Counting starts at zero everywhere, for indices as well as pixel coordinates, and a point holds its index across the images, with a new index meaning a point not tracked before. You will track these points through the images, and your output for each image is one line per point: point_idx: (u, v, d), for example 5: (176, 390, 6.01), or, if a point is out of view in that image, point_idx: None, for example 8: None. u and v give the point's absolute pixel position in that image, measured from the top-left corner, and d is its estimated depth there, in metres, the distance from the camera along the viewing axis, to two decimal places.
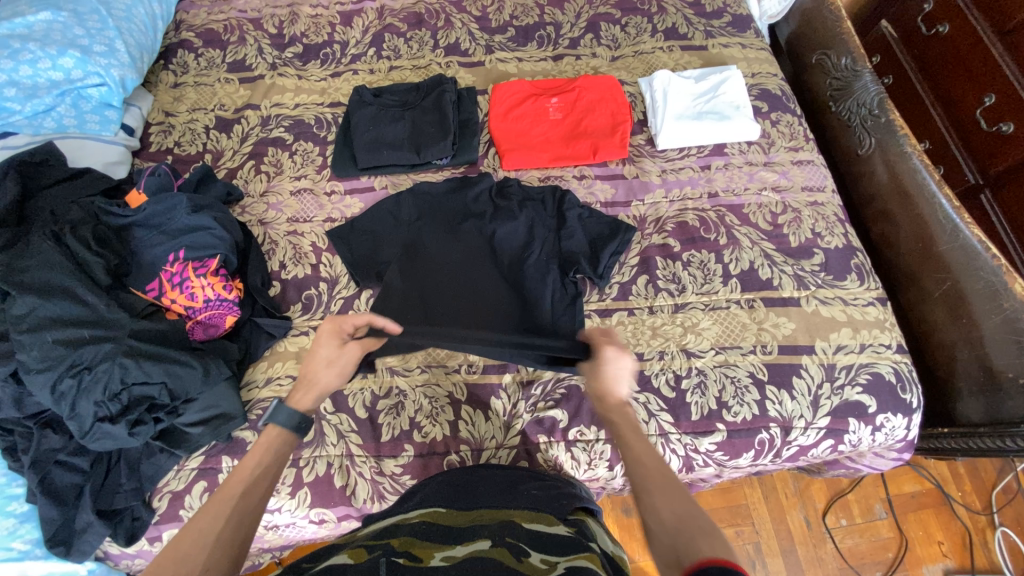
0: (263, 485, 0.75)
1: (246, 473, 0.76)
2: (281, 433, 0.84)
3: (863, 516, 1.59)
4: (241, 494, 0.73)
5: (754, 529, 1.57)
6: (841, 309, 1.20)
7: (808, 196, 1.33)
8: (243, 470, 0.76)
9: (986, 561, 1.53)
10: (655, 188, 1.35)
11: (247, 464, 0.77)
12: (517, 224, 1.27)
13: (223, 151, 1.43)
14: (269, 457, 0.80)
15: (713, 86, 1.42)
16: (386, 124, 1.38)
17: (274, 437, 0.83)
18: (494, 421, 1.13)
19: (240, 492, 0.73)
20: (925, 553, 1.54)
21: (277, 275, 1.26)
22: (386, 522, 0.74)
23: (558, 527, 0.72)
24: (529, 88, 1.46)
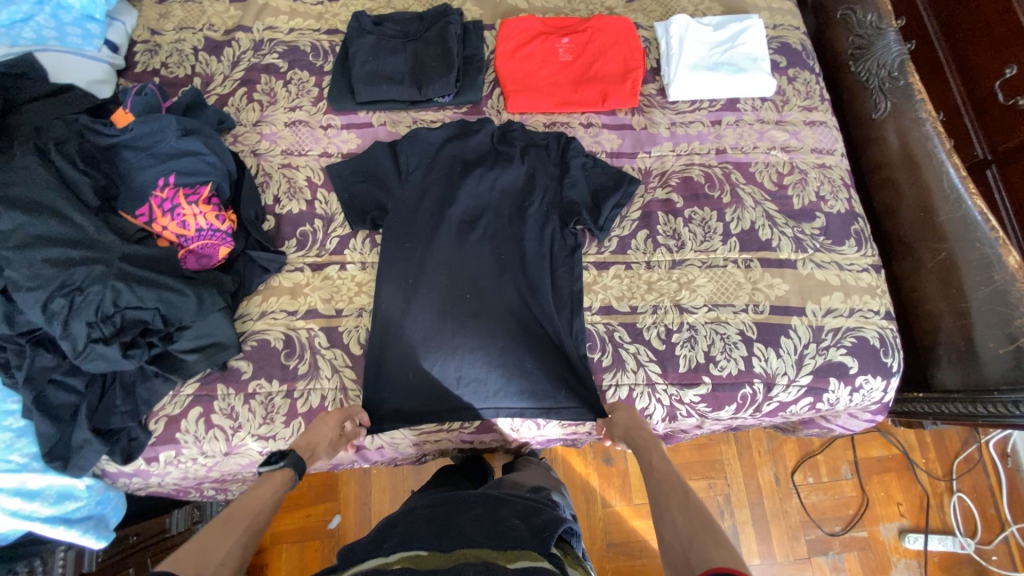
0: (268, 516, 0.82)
1: (263, 501, 0.82)
2: (287, 472, 0.88)
3: (829, 476, 1.68)
4: (246, 527, 0.77)
5: (725, 481, 1.66)
6: (836, 274, 1.21)
7: (816, 158, 1.30)
8: (256, 499, 0.81)
9: (939, 522, 1.64)
10: (662, 140, 1.31)
11: (258, 490, 0.83)
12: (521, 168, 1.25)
13: (213, 76, 1.36)
14: (276, 491, 0.86)
15: (732, 36, 1.35)
16: (386, 55, 1.31)
17: (280, 475, 0.88)
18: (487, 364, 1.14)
19: (250, 524, 0.78)
20: (884, 512, 1.65)
21: (271, 209, 1.23)
22: (369, 563, 0.78)
23: (541, 564, 0.75)
24: (539, 26, 1.38)
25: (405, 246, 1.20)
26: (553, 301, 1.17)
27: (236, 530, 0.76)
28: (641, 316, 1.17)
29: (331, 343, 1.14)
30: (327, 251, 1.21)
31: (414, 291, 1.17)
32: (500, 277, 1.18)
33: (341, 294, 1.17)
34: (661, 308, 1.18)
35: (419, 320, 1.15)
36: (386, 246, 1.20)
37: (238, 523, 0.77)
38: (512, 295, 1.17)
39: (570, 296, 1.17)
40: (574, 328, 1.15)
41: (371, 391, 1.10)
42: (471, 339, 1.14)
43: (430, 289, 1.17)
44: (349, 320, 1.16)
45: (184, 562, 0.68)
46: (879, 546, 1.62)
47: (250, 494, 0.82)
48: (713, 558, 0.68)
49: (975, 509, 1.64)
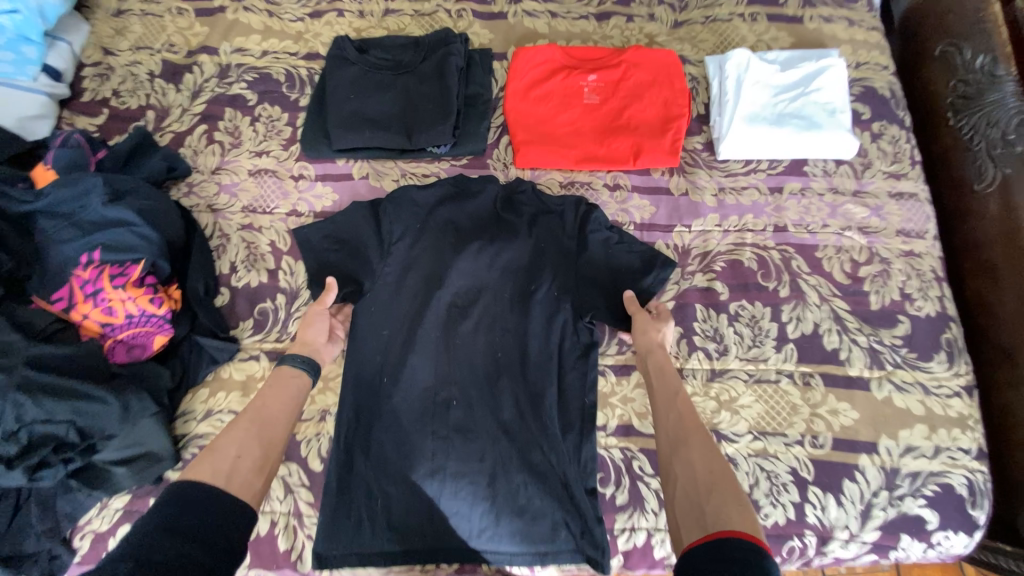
0: (284, 404, 0.83)
1: (279, 402, 0.83)
2: (294, 365, 0.88)
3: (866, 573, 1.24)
4: (262, 422, 0.79)
5: None
6: (920, 400, 0.96)
7: (902, 243, 1.04)
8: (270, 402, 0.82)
9: None
10: (707, 211, 1.06)
11: (268, 388, 0.84)
12: (531, 238, 1.01)
13: (170, 108, 1.15)
14: (289, 390, 0.85)
15: (802, 79, 1.08)
16: (370, 92, 1.07)
17: (286, 368, 0.88)
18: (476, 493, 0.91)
19: (264, 419, 0.79)
20: None
21: (227, 279, 1.03)
22: None
23: None
24: (561, 57, 1.12)
25: (380, 338, 0.97)
26: (560, 420, 0.94)
27: (251, 428, 0.77)
28: None
29: (286, 456, 0.95)
30: (288, 336, 1.00)
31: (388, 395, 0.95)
32: (495, 384, 0.95)
33: None
34: None
35: (394, 434, 0.93)
36: (357, 338, 0.98)
37: (254, 420, 0.79)
38: (508, 409, 0.94)
39: (580, 415, 0.94)
40: (583, 456, 0.92)
41: (331, 523, 0.89)
42: (457, 461, 0.92)
43: (408, 396, 0.95)
44: (309, 427, 0.96)
45: (202, 464, 0.70)
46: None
47: (261, 393, 0.83)
48: (730, 516, 0.62)
49: None
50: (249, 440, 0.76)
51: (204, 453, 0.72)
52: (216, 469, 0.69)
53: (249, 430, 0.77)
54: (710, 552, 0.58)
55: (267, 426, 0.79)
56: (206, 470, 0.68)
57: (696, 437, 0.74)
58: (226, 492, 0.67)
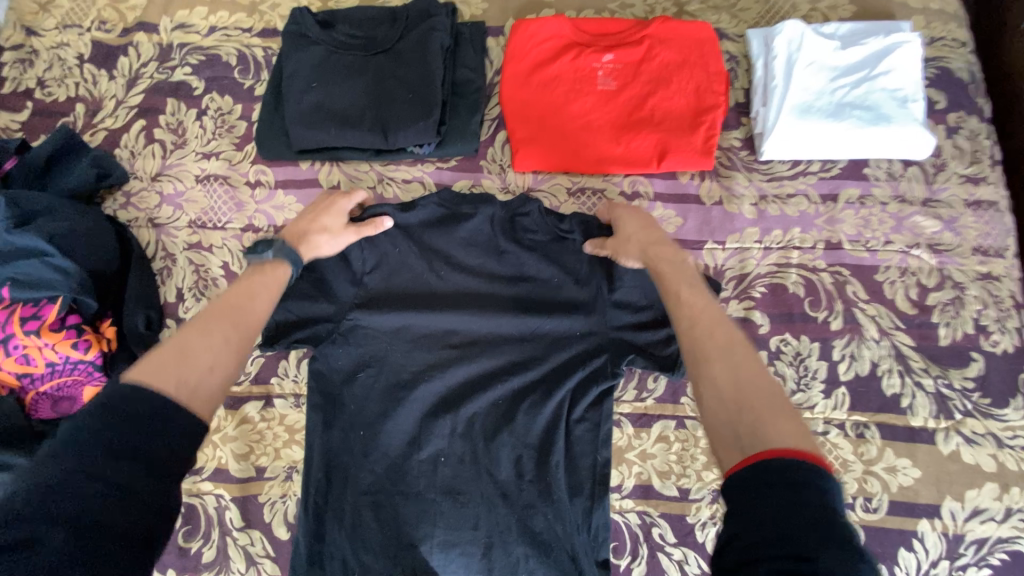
0: (263, 304, 0.68)
1: (249, 294, 0.67)
2: (277, 263, 0.73)
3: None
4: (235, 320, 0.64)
5: None
6: (992, 454, 0.81)
7: (979, 264, 0.86)
8: (238, 294, 0.66)
9: None
10: (745, 225, 0.88)
11: (240, 286, 0.68)
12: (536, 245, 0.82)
13: (103, 100, 0.96)
14: (262, 285, 0.70)
15: (868, 59, 0.87)
16: (337, 78, 0.87)
17: (269, 269, 0.72)
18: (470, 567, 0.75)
19: (238, 315, 0.64)
20: None
21: (173, 309, 0.87)
22: None
23: None
24: (569, 31, 0.91)
25: (348, 379, 0.79)
26: (571, 478, 0.77)
27: (224, 327, 0.62)
28: (694, 505, 0.80)
29: (248, 519, 0.81)
30: (247, 377, 0.86)
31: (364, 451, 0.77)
32: (490, 434, 0.78)
33: (264, 445, 0.84)
34: None
35: (372, 498, 0.76)
36: (322, 377, 0.80)
37: (225, 318, 0.63)
38: (506, 467, 0.77)
39: (593, 474, 0.77)
40: (597, 523, 0.76)
41: None
42: (448, 528, 0.76)
43: (385, 451, 0.78)
44: (274, 485, 0.82)
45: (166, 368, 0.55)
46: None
47: (239, 289, 0.68)
48: (768, 432, 0.51)
49: None
50: (222, 342, 0.61)
51: (169, 356, 0.56)
52: (181, 379, 0.54)
53: (224, 329, 0.62)
54: (756, 476, 0.48)
55: (240, 319, 0.64)
56: (169, 380, 0.54)
57: (717, 341, 0.61)
58: (191, 406, 0.53)
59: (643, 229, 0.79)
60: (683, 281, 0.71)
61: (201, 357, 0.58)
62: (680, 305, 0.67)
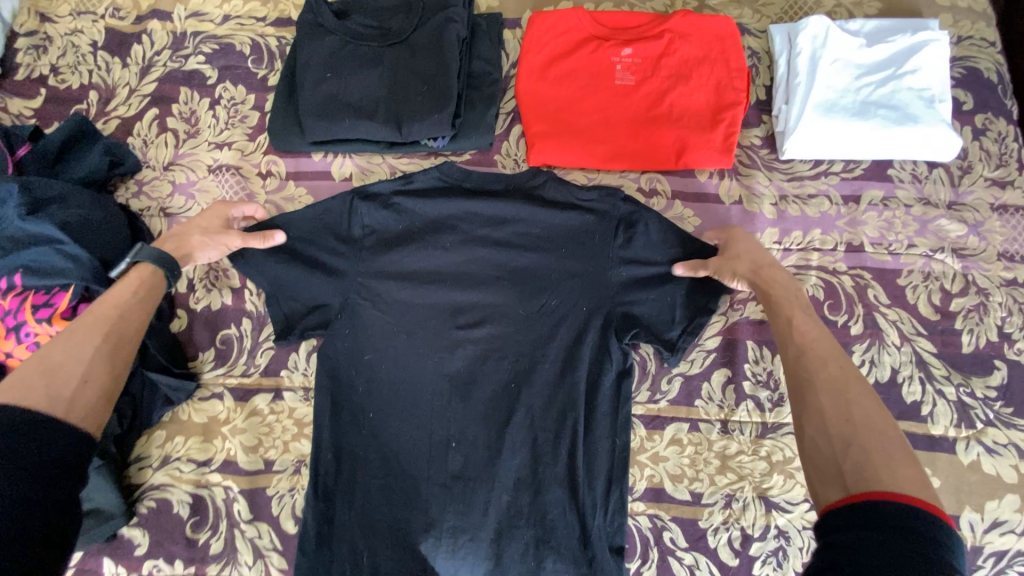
0: (139, 318, 0.66)
1: (115, 302, 0.65)
2: (155, 277, 0.70)
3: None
4: (108, 329, 0.62)
5: None
6: (1014, 465, 0.79)
7: (1004, 269, 0.84)
8: (100, 303, 0.64)
9: None
10: (765, 225, 0.86)
11: (111, 301, 0.65)
12: (551, 238, 0.86)
13: (116, 88, 0.95)
14: (127, 288, 0.67)
15: (895, 56, 0.85)
16: (351, 68, 0.86)
17: (143, 280, 0.69)
18: (479, 550, 0.78)
19: (104, 321, 0.62)
20: None
21: (183, 299, 0.87)
22: None
23: None
24: (587, 24, 0.90)
25: (369, 363, 0.83)
26: (586, 464, 0.80)
27: (101, 342, 0.60)
28: (706, 510, 0.79)
29: (255, 513, 0.81)
30: (256, 369, 0.85)
31: (378, 432, 0.81)
32: (506, 419, 0.82)
33: (272, 439, 0.83)
34: (737, 501, 0.79)
35: (385, 476, 0.80)
36: (341, 361, 0.83)
37: (95, 330, 0.61)
38: (521, 450, 0.81)
39: (609, 460, 0.80)
40: (611, 508, 0.79)
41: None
42: (458, 509, 0.79)
43: (404, 434, 0.81)
44: (281, 479, 0.82)
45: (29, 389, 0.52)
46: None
47: (116, 304, 0.65)
48: (880, 472, 0.49)
49: None
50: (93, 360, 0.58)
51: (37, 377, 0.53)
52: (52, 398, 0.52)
53: (98, 339, 0.60)
54: (858, 515, 0.47)
55: (112, 326, 0.63)
56: (35, 398, 0.51)
57: (828, 373, 0.60)
58: (66, 417, 0.52)
59: (767, 262, 0.79)
60: (798, 315, 0.69)
61: (77, 373, 0.56)
62: (791, 337, 0.67)
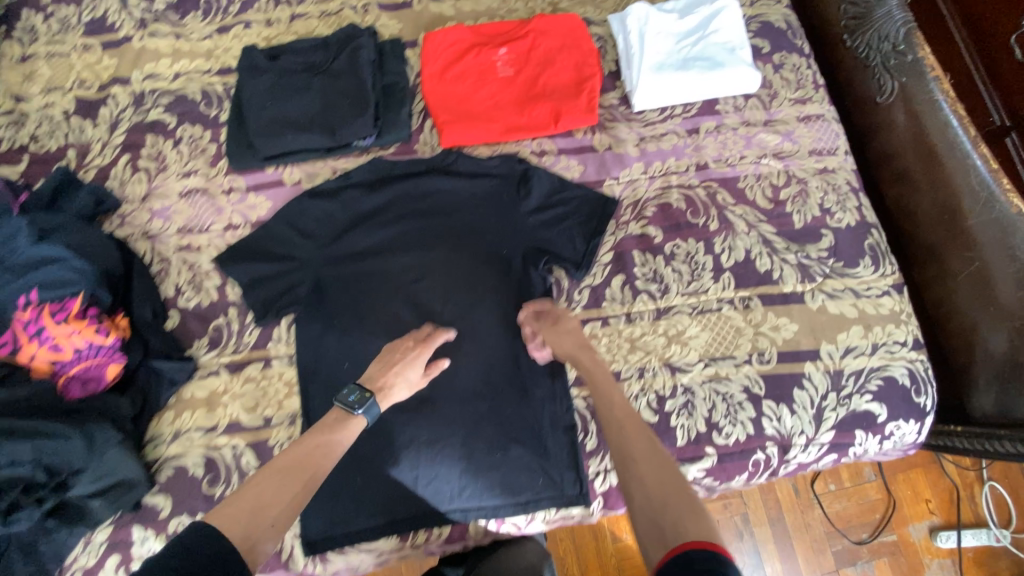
0: (330, 454, 0.80)
1: (330, 445, 0.81)
2: (358, 422, 0.84)
3: (852, 479, 1.41)
4: (308, 476, 0.76)
5: (740, 499, 1.39)
6: (852, 303, 1.02)
7: (816, 162, 1.10)
8: (316, 446, 0.80)
9: (972, 515, 1.38)
10: (632, 161, 1.10)
11: (317, 430, 0.83)
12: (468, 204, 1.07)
13: (90, 144, 1.14)
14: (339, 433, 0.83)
15: (701, 23, 1.13)
16: (287, 95, 1.07)
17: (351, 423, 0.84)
18: (455, 451, 0.94)
19: (292, 467, 0.76)
20: (912, 512, 1.39)
21: (173, 302, 1.03)
22: None
23: None
24: (469, 36, 1.15)
25: (340, 325, 1.00)
26: (529, 366, 0.99)
27: (297, 473, 0.76)
28: (626, 383, 0.98)
29: (261, 461, 0.95)
30: (245, 346, 1.01)
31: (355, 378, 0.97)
32: (458, 345, 0.99)
33: (268, 399, 0.98)
34: (649, 371, 0.99)
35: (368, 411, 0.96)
36: (315, 326, 1.00)
37: (299, 472, 0.76)
38: (474, 369, 0.97)
39: (548, 362, 0.99)
40: (557, 397, 0.97)
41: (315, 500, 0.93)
42: (430, 425, 0.95)
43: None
44: (280, 431, 0.97)
45: (232, 507, 0.70)
46: (909, 549, 1.36)
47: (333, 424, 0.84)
48: (686, 524, 0.62)
49: (1010, 497, 1.38)
50: (274, 500, 0.72)
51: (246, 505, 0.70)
52: (237, 523, 0.68)
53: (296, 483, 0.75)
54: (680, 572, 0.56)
55: (290, 473, 0.76)
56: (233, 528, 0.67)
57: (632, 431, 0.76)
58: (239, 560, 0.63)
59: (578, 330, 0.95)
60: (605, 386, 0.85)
61: (267, 516, 0.70)
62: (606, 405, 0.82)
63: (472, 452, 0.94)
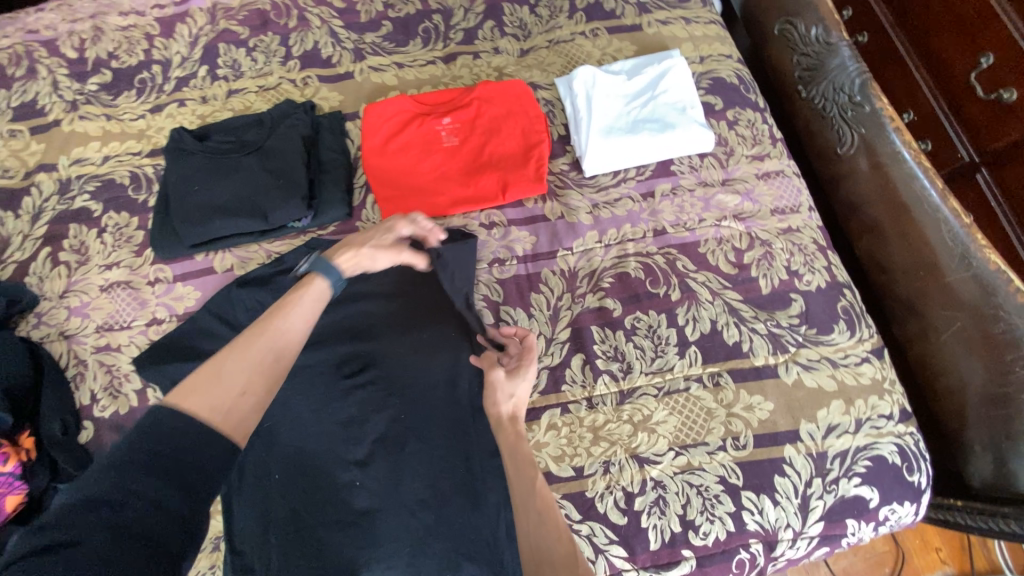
0: (304, 315, 0.71)
1: (302, 312, 0.71)
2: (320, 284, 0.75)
3: None
4: (261, 342, 0.65)
5: None
6: (830, 375, 0.94)
7: (779, 221, 1.04)
8: (291, 312, 0.70)
9: (987, 562, 1.22)
10: (585, 230, 1.04)
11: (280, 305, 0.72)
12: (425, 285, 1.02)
13: (9, 238, 1.06)
14: (310, 303, 0.73)
15: (650, 83, 1.10)
16: (215, 178, 1.00)
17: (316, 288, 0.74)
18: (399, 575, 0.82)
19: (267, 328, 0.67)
20: (922, 563, 1.23)
21: (88, 411, 0.93)
22: None
23: None
24: (410, 106, 1.10)
25: (266, 428, 0.88)
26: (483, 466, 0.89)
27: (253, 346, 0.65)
28: (591, 480, 0.89)
29: None
30: None
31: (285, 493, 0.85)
32: (402, 445, 0.89)
33: None
34: (615, 464, 0.89)
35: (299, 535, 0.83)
36: None
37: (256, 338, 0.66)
38: (421, 473, 0.88)
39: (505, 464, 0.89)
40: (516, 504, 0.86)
41: None
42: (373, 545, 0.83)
43: (308, 488, 0.85)
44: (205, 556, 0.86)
45: (199, 391, 0.57)
46: None
47: (284, 311, 0.69)
48: None
49: None
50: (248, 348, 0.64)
51: (203, 374, 0.59)
52: (211, 404, 0.57)
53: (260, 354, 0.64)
54: None
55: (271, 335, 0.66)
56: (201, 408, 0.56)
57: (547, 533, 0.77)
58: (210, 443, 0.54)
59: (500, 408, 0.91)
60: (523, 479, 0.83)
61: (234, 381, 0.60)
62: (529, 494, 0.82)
63: None
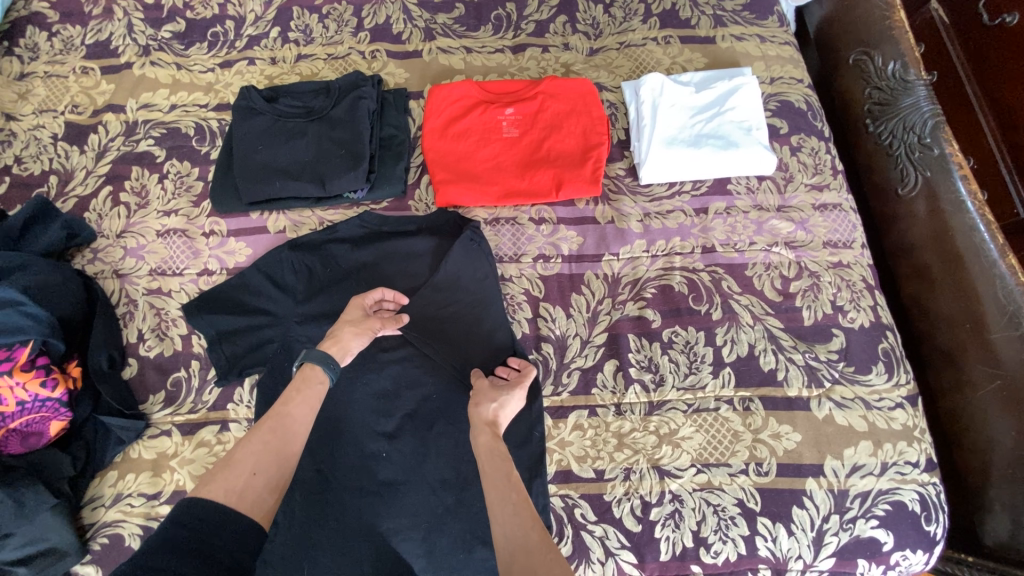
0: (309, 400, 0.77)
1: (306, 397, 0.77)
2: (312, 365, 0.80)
3: None
4: (269, 429, 0.71)
5: None
6: (862, 415, 0.94)
7: (830, 254, 1.03)
8: (294, 400, 0.76)
9: None
10: (634, 238, 1.04)
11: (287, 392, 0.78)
12: (459, 269, 0.97)
13: (73, 172, 1.10)
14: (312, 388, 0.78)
15: (718, 99, 1.08)
16: (279, 141, 1.03)
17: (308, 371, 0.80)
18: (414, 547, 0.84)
19: (275, 416, 0.73)
20: None
21: (134, 349, 0.97)
22: None
23: None
24: (475, 92, 1.11)
25: None
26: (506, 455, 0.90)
27: (260, 433, 0.71)
28: (610, 484, 0.90)
29: None
30: (203, 405, 0.94)
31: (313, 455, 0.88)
32: (429, 425, 0.91)
33: None
34: (635, 473, 0.90)
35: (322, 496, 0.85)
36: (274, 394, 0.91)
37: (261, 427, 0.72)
38: (445, 453, 0.89)
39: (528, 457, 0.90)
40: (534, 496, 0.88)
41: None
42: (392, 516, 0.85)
43: (336, 453, 0.88)
44: None
45: (214, 480, 0.63)
46: None
47: (284, 398, 0.76)
48: None
49: None
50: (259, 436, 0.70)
51: (219, 466, 0.66)
52: (228, 488, 0.62)
53: (266, 436, 0.70)
54: None
55: (279, 421, 0.73)
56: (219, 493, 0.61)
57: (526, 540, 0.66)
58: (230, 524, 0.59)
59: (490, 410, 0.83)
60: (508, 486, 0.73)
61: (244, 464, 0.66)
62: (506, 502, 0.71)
63: (437, 551, 0.84)
